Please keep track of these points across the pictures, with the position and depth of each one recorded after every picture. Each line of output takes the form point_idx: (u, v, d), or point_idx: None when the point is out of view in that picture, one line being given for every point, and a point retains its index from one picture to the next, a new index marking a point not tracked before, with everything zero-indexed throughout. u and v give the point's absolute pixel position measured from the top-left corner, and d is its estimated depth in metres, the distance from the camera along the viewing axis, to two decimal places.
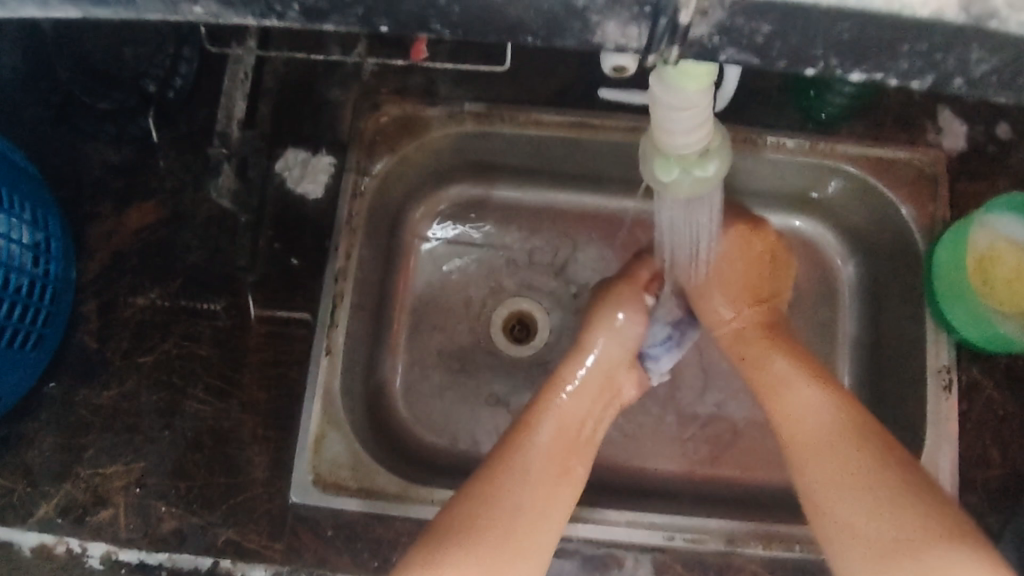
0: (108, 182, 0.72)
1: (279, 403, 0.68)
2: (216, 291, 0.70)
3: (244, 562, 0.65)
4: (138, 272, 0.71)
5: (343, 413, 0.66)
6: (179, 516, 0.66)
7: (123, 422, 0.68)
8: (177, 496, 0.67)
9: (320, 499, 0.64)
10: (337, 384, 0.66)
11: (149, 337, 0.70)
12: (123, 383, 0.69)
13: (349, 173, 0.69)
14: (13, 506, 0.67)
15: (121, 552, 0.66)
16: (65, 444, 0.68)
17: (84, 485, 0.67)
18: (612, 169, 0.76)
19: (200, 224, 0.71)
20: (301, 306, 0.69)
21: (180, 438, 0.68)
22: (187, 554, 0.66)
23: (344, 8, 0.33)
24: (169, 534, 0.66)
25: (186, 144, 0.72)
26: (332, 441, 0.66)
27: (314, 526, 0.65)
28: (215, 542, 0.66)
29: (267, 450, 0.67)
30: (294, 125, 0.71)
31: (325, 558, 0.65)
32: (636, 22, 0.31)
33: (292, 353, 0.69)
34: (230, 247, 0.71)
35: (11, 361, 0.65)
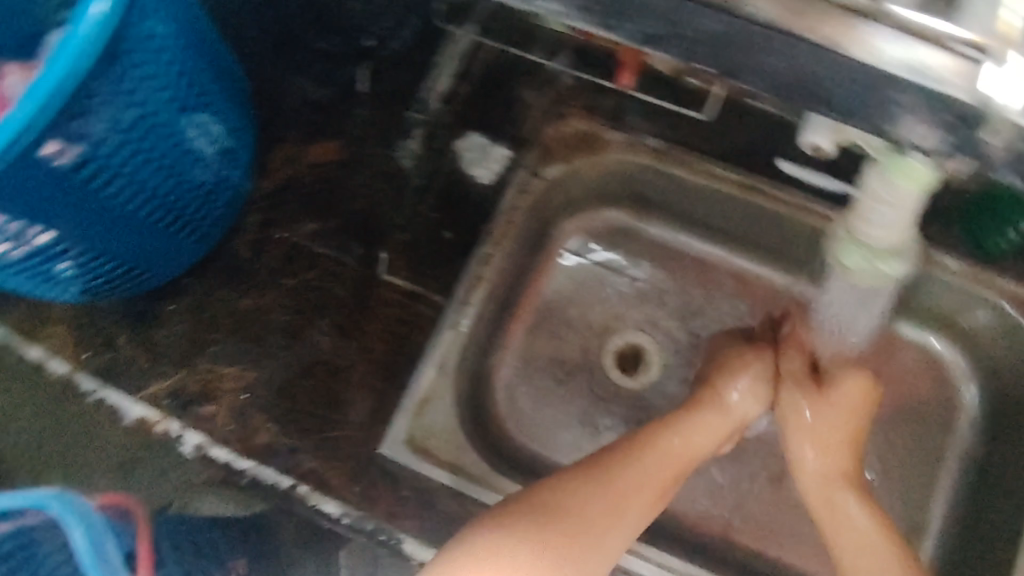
0: (301, 115, 0.78)
1: (395, 358, 0.71)
2: (369, 240, 0.75)
3: (320, 494, 0.67)
4: (303, 202, 0.76)
5: (451, 386, 0.69)
6: (274, 432, 0.70)
7: (250, 330, 0.73)
8: (278, 413, 0.70)
9: (407, 459, 0.67)
10: (454, 355, 0.70)
11: (296, 263, 0.75)
12: (261, 296, 0.74)
13: (524, 170, 0.73)
14: (131, 375, 0.73)
15: (212, 448, 0.69)
16: (193, 335, 0.73)
17: (197, 377, 0.72)
18: (765, 236, 0.77)
19: (373, 177, 0.76)
20: (442, 278, 0.73)
21: (295, 362, 0.72)
22: (270, 470, 0.68)
23: (676, 37, 0.32)
24: (261, 447, 0.69)
25: (382, 101, 0.77)
26: (435, 410, 0.68)
27: (394, 482, 0.67)
28: (299, 468, 0.68)
29: (371, 398, 0.70)
30: (483, 111, 0.75)
31: (394, 514, 0.66)
32: (937, 127, 0.31)
33: (420, 317, 0.72)
34: (394, 206, 0.75)
35: (176, 247, 0.70)
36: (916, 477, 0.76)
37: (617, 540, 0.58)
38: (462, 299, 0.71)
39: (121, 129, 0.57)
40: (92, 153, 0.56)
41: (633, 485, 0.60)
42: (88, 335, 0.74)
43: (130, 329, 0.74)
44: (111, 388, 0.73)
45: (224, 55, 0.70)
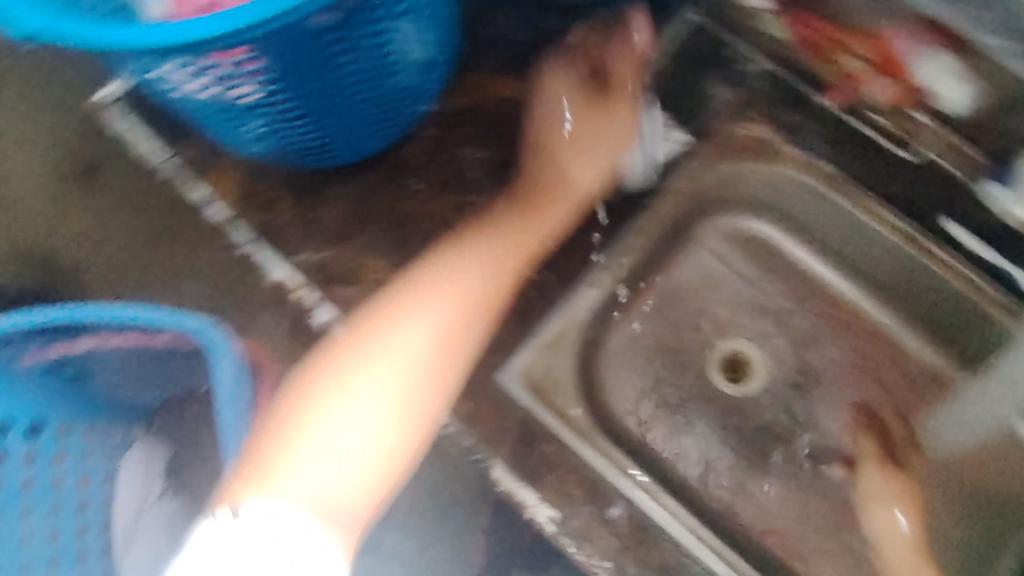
0: (497, 48, 0.81)
1: (532, 299, 0.73)
2: (536, 180, 0.75)
3: None
4: (482, 129, 0.79)
5: (577, 335, 0.72)
6: None
7: (402, 232, 0.76)
8: None
9: (521, 390, 0.69)
10: (587, 309, 0.72)
11: (462, 183, 0.78)
12: (422, 204, 0.77)
13: (694, 160, 0.76)
14: (286, 241, 0.77)
15: (337, 326, 0.73)
16: (350, 221, 0.77)
17: (343, 260, 0.76)
18: (908, 288, 0.73)
19: (546, 127, 0.76)
20: (588, 240, 0.75)
21: (435, 269, 0.73)
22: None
23: None
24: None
25: (578, 60, 0.77)
26: (558, 354, 0.71)
27: (501, 408, 0.70)
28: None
29: (500, 325, 0.71)
30: (671, 95, 0.76)
31: (491, 436, 0.69)
32: None
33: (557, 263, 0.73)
34: (560, 160, 0.76)
35: (358, 135, 0.74)
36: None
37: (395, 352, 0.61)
38: (607, 260, 0.73)
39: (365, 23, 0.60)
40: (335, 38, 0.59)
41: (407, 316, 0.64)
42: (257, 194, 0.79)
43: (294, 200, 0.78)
44: (263, 245, 0.78)
45: None
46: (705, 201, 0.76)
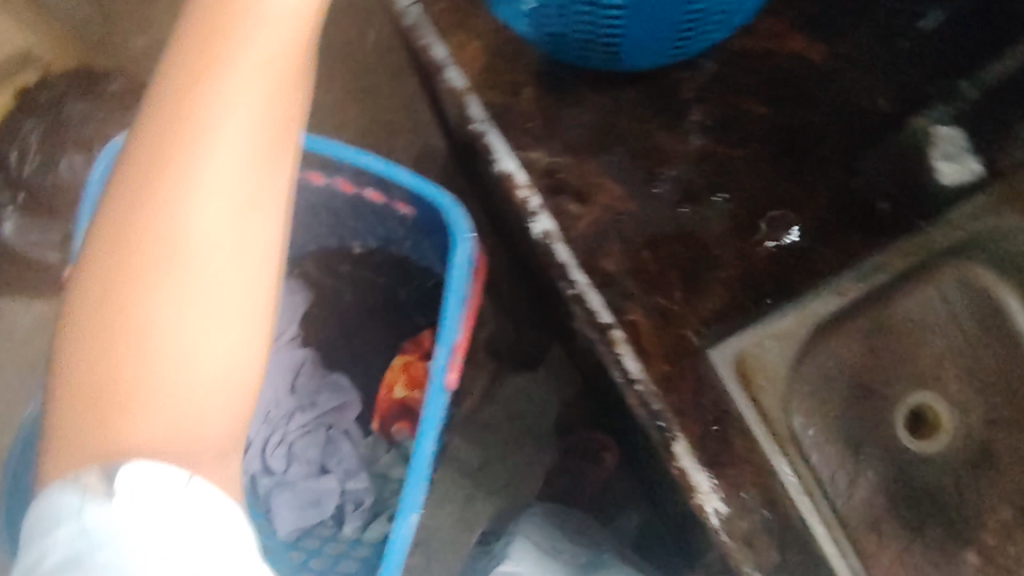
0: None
1: (770, 285, 0.64)
2: (811, 161, 0.66)
3: (631, 348, 0.63)
4: (771, 80, 0.67)
5: (802, 338, 0.65)
6: (621, 268, 0.64)
7: (651, 162, 0.65)
8: (633, 256, 0.64)
9: (725, 376, 0.63)
10: (822, 316, 0.65)
11: (732, 131, 0.66)
12: (684, 139, 0.66)
13: (981, 194, 0.66)
14: (521, 130, 0.67)
15: (557, 244, 0.64)
16: (598, 133, 0.66)
17: (578, 172, 0.65)
18: None
19: (839, 113, 0.67)
20: (861, 249, 0.65)
21: (674, 219, 0.64)
22: (599, 298, 0.63)
23: None
24: (599, 272, 0.64)
25: (902, 54, 0.68)
26: (775, 350, 0.65)
27: (701, 387, 0.63)
28: (624, 314, 0.63)
29: (722, 302, 0.64)
30: (991, 116, 0.67)
31: (684, 413, 0.62)
32: None
33: (803, 261, 0.65)
34: (848, 152, 0.66)
35: (654, 51, 0.63)
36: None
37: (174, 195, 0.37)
38: (859, 274, 0.65)
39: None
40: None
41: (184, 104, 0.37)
42: (501, 70, 0.68)
43: (541, 89, 0.67)
44: (494, 127, 0.67)
45: None
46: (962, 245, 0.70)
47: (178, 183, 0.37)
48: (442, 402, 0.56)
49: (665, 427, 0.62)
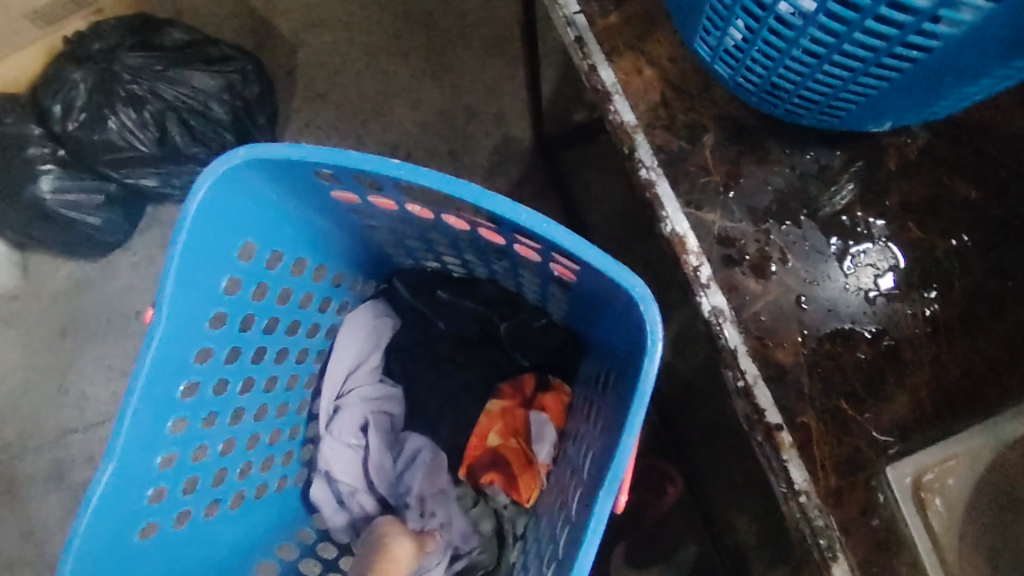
0: None
1: (960, 399, 0.57)
2: (1020, 262, 0.59)
3: (796, 455, 0.55)
4: (983, 160, 0.60)
5: (985, 457, 0.60)
6: (797, 360, 0.57)
7: (843, 239, 0.59)
8: (814, 346, 0.57)
9: (898, 497, 0.57)
10: (1008, 437, 0.59)
11: (935, 214, 0.59)
12: (881, 217, 0.59)
13: None
14: (696, 183, 0.59)
15: (727, 326, 0.57)
16: (784, 199, 0.59)
17: (757, 240, 0.58)
18: None
19: None
20: None
21: (862, 312, 0.58)
22: (767, 392, 0.56)
23: None
24: (774, 362, 0.57)
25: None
26: (951, 469, 0.60)
27: (870, 507, 0.56)
28: (795, 415, 0.56)
29: (906, 412, 0.57)
30: None
31: (846, 532, 0.56)
32: None
33: (1004, 376, 0.57)
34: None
35: (845, 116, 0.54)
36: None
37: None
38: None
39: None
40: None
41: None
42: (680, 112, 0.60)
43: (723, 139, 0.60)
44: (665, 178, 0.59)
45: None
46: None
47: None
48: (607, 517, 0.45)
49: (827, 545, 0.54)
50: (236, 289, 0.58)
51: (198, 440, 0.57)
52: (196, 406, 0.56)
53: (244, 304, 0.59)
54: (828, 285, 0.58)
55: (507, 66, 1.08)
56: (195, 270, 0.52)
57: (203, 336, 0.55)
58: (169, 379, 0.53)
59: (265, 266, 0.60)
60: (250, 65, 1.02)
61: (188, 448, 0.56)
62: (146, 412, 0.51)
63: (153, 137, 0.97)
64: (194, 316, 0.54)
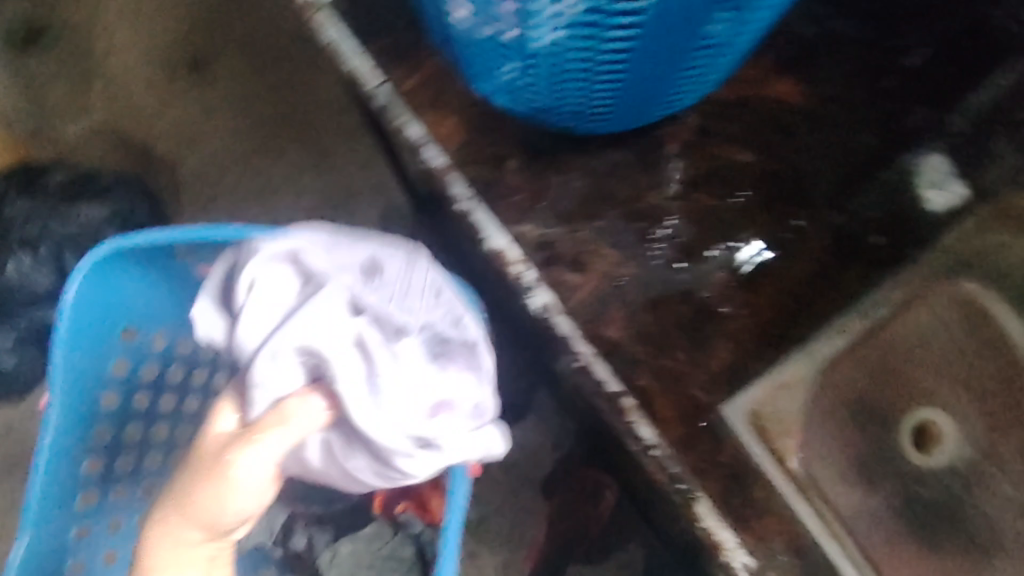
0: (792, 39, 0.69)
1: (769, 333, 0.68)
2: (796, 208, 0.68)
3: (640, 415, 0.63)
4: (750, 129, 0.69)
5: (814, 379, 0.69)
6: (625, 334, 0.64)
7: (644, 224, 0.67)
8: (637, 321, 0.65)
9: (741, 429, 0.65)
10: (827, 356, 0.69)
11: (717, 185, 0.68)
12: (670, 198, 0.68)
13: (967, 216, 0.70)
14: (508, 204, 0.66)
15: (559, 318, 0.62)
16: (586, 200, 0.67)
17: (572, 240, 0.66)
18: None
19: (821, 155, 0.68)
20: (847, 286, 0.69)
21: (673, 280, 0.67)
22: (607, 367, 0.63)
23: None
24: (605, 340, 0.64)
25: (880, 94, 0.68)
26: (786, 397, 0.68)
27: (717, 445, 0.64)
28: (634, 381, 0.63)
29: (727, 355, 0.67)
30: (969, 144, 0.68)
31: (703, 474, 0.63)
32: None
33: (800, 307, 0.69)
34: (841, 195, 0.68)
35: (618, 120, 0.64)
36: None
37: None
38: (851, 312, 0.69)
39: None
40: (754, 3, 0.50)
41: None
42: (482, 144, 0.68)
43: (525, 161, 0.68)
44: (478, 203, 0.64)
45: None
46: (952, 267, 0.71)
47: None
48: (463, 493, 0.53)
49: (686, 487, 0.61)
50: (126, 368, 0.62)
51: (108, 513, 0.62)
52: (100, 481, 0.61)
53: (134, 382, 0.63)
54: (641, 265, 0.66)
55: (359, 128, 1.10)
56: (73, 359, 0.57)
57: (94, 418, 0.60)
58: (65, 462, 0.58)
59: (152, 346, 0.64)
60: (132, 193, 1.03)
61: (98, 520, 0.61)
62: (45, 491, 0.56)
63: (55, 277, 0.97)
64: (81, 400, 0.59)
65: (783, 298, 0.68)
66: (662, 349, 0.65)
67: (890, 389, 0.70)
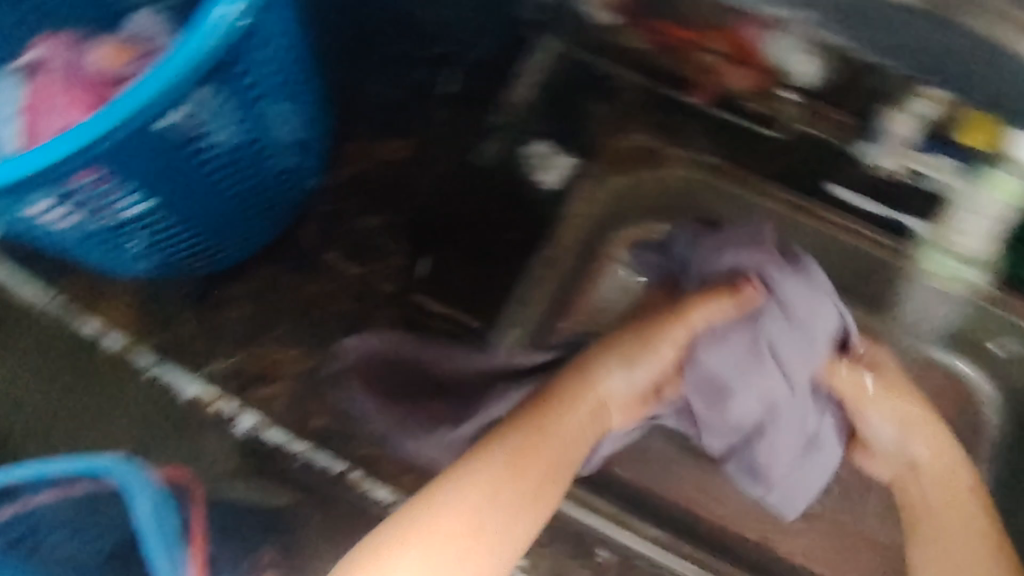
0: (374, 112, 0.77)
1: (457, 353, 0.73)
2: (431, 240, 0.76)
3: (371, 481, 0.72)
4: (372, 196, 0.77)
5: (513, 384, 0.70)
6: (329, 417, 0.73)
7: (310, 317, 0.76)
8: (334, 400, 0.73)
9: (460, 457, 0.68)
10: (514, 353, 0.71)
11: (360, 256, 0.76)
12: (321, 283, 0.76)
13: (585, 179, 0.75)
14: (189, 354, 0.76)
15: (265, 431, 0.74)
16: (254, 318, 0.76)
17: (254, 359, 0.75)
18: None
19: (438, 183, 0.77)
20: (502, 278, 0.75)
21: (355, 349, 0.74)
22: (326, 454, 0.73)
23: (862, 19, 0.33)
24: (315, 430, 0.73)
25: (459, 106, 0.77)
26: None
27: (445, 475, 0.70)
28: (354, 453, 0.72)
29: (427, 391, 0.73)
30: (556, 118, 0.75)
31: None
32: None
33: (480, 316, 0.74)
34: (455, 205, 0.76)
35: (252, 221, 0.72)
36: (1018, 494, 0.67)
37: (514, 492, 0.55)
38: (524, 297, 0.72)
39: (254, 61, 0.59)
40: (233, 76, 0.58)
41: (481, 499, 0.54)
42: (148, 314, 0.77)
43: (194, 308, 0.77)
44: (164, 367, 0.76)
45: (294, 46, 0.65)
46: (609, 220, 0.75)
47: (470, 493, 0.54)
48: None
49: None
50: None
51: None
52: None
53: None
54: (331, 350, 0.75)
55: None
56: None
57: None
58: None
59: None
60: None
61: None
62: None
63: None
64: None
65: (462, 314, 0.74)
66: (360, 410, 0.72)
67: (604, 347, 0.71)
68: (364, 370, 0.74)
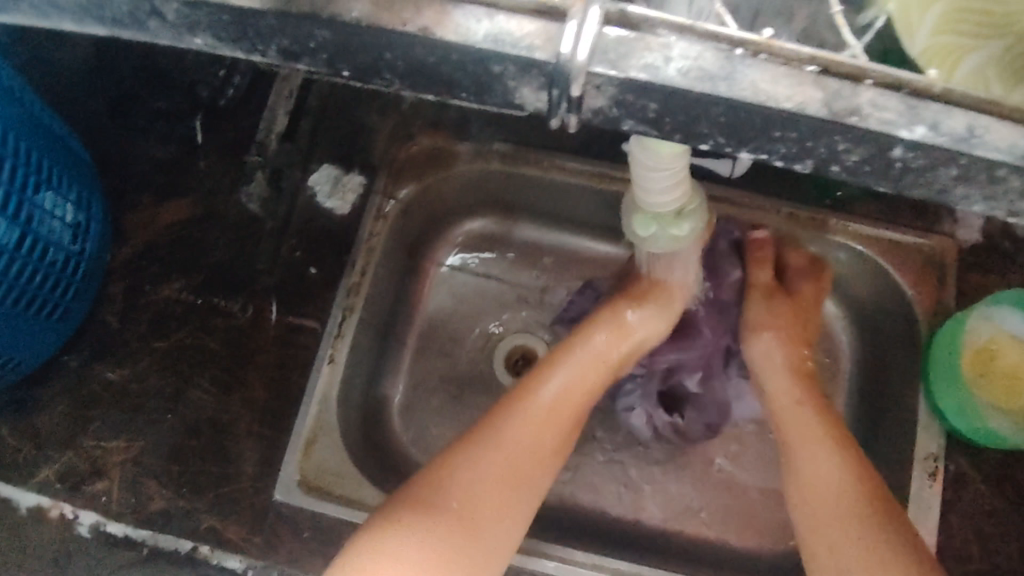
0: (152, 177, 0.75)
1: (277, 402, 0.71)
2: (236, 290, 0.73)
3: (222, 551, 0.68)
4: (168, 264, 0.74)
5: (335, 420, 0.69)
6: (167, 497, 0.69)
7: (129, 402, 0.71)
8: (168, 479, 0.69)
9: (301, 500, 0.67)
10: (331, 391, 0.70)
11: (166, 325, 0.73)
12: (134, 363, 0.72)
13: (375, 196, 0.73)
14: (17, 465, 0.70)
15: (109, 524, 0.69)
16: (74, 415, 0.71)
17: (85, 455, 0.70)
18: (605, 214, 0.77)
19: (225, 229, 0.74)
20: (312, 313, 0.73)
21: (180, 422, 0.71)
22: (169, 535, 0.68)
23: (309, 53, 0.30)
24: (155, 514, 0.69)
25: (231, 153, 0.75)
26: (322, 447, 0.69)
27: (293, 526, 0.68)
28: (198, 526, 0.68)
29: (258, 446, 0.70)
30: (330, 142, 0.74)
31: (298, 558, 0.67)
32: (546, 90, 0.29)
33: (297, 358, 0.72)
34: (251, 253, 0.73)
35: (35, 330, 0.67)
36: (873, 392, 0.74)
37: (517, 481, 0.60)
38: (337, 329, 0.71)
39: None
40: None
41: (471, 492, 0.58)
42: None
43: (7, 420, 0.71)
44: None
45: (43, 141, 0.64)
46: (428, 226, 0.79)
47: (468, 476, 0.58)
48: None
49: None
50: None
51: None
52: None
53: None
54: (162, 431, 0.71)
55: None
56: None
57: None
58: None
59: None
60: None
61: None
62: None
63: None
64: None
65: (285, 357, 0.72)
66: (198, 480, 0.69)
67: (453, 350, 0.80)
68: (202, 438, 0.70)
